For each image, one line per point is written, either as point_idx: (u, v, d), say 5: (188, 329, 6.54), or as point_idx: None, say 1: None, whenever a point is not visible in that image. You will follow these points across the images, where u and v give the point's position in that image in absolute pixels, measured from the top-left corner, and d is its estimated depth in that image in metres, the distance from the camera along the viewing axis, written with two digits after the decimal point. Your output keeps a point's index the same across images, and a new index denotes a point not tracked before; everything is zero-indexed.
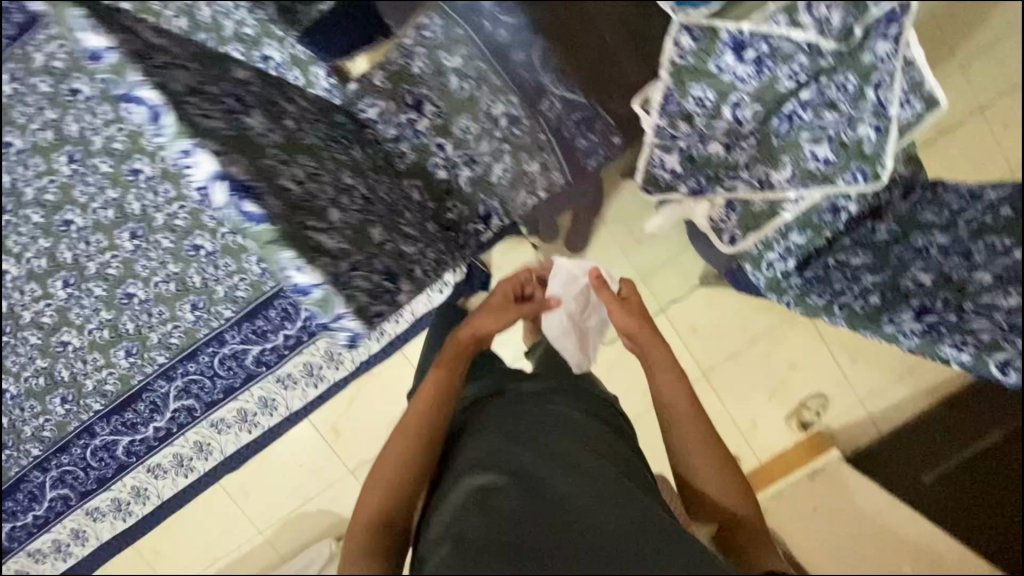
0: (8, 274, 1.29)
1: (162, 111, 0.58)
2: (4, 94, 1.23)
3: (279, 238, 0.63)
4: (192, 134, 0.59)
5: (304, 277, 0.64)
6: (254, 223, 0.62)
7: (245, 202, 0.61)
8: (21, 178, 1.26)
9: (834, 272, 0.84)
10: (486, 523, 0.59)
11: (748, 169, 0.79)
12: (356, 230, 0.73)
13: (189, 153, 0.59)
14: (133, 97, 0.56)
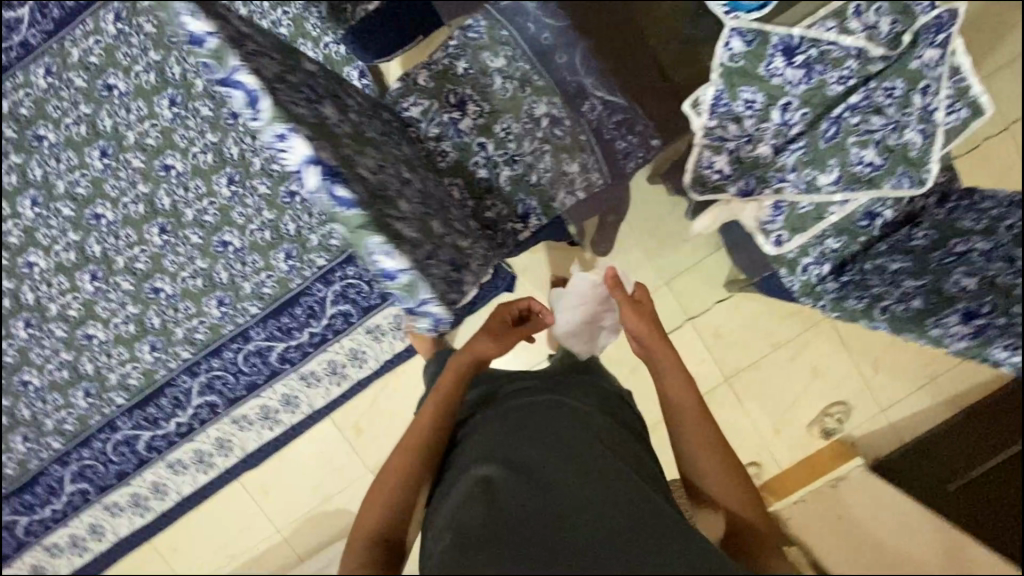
0: (35, 266, 1.29)
1: (258, 95, 0.55)
2: (38, 88, 1.24)
3: (368, 223, 0.59)
4: (285, 117, 0.56)
5: (393, 262, 0.60)
6: (344, 208, 0.57)
7: (336, 186, 0.56)
8: (52, 172, 1.26)
9: (871, 277, 0.84)
10: (488, 521, 0.59)
11: (796, 172, 0.76)
12: (424, 223, 0.70)
13: (283, 138, 0.55)
14: (231, 81, 0.54)
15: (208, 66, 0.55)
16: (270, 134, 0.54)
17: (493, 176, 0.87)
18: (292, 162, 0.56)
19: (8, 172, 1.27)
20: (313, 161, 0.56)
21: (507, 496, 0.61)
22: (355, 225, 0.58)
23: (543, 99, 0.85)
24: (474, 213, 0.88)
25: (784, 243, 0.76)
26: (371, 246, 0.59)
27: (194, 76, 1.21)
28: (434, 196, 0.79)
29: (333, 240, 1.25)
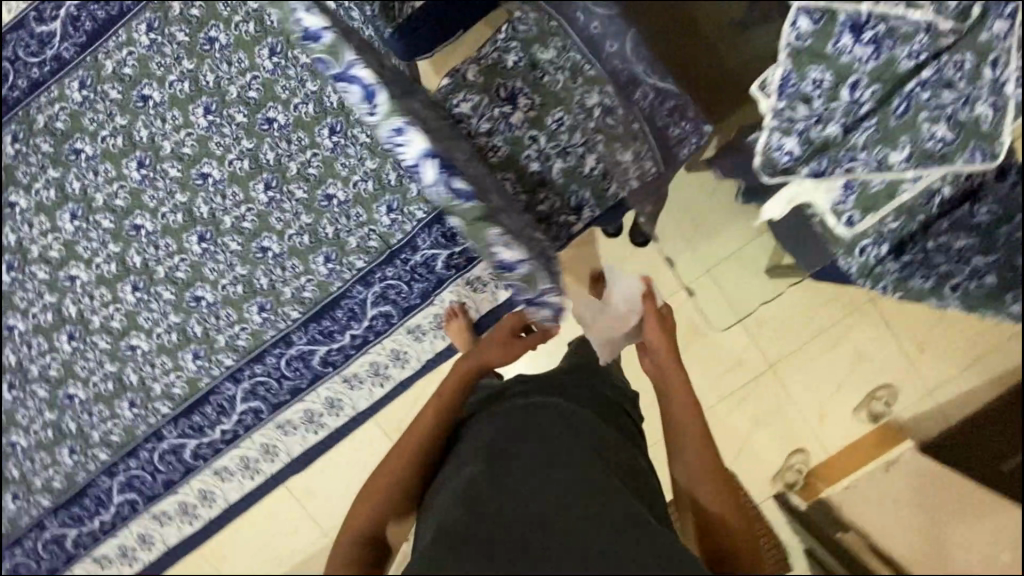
0: (76, 279, 1.30)
1: (376, 90, 0.56)
2: (73, 101, 1.24)
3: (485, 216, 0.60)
4: (399, 112, 0.57)
5: (511, 255, 0.61)
6: (465, 201, 0.59)
7: (456, 180, 0.58)
8: (90, 185, 1.27)
9: (934, 255, 0.83)
10: (463, 510, 0.61)
11: (867, 150, 0.68)
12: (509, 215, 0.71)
13: (403, 133, 0.58)
14: (351, 76, 0.54)
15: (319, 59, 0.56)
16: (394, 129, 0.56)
17: (545, 169, 0.89)
18: (413, 157, 0.58)
19: (46, 187, 1.27)
20: (433, 156, 0.58)
21: (486, 488, 0.62)
22: (473, 217, 0.59)
23: (595, 89, 0.84)
24: (531, 206, 0.89)
25: (855, 224, 0.73)
26: (489, 238, 0.60)
27: (227, 83, 1.22)
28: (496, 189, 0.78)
29: (372, 241, 1.25)
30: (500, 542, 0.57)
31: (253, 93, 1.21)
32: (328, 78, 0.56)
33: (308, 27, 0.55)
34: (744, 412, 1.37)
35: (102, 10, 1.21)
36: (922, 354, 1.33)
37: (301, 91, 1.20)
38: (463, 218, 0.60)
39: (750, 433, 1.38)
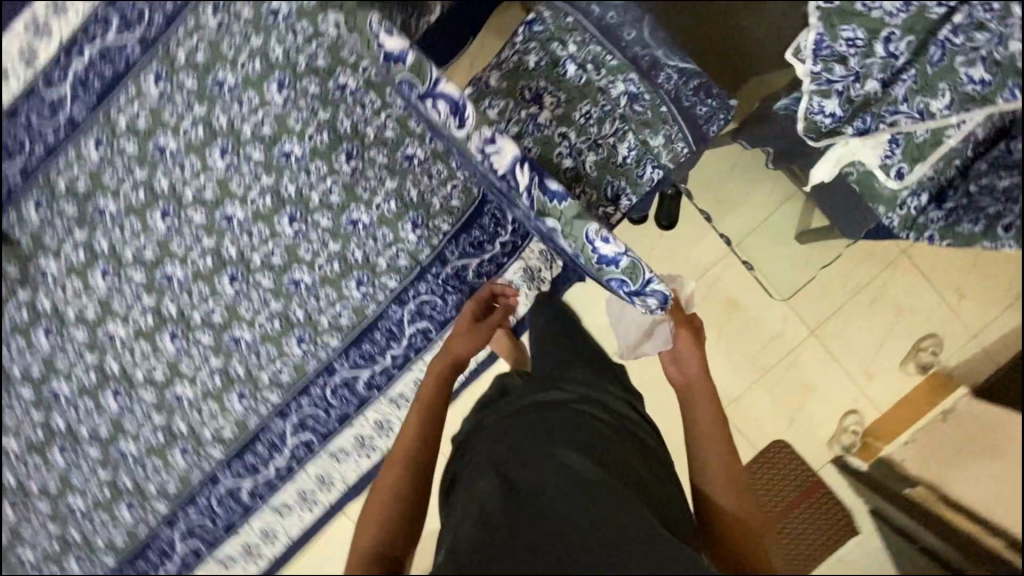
0: (115, 336, 1.31)
1: (462, 101, 0.66)
2: (91, 161, 1.25)
3: (580, 212, 0.67)
4: (487, 122, 0.67)
5: (611, 246, 0.67)
6: (559, 199, 0.67)
7: (546, 180, 0.67)
8: (118, 241, 1.28)
9: (980, 198, 0.82)
10: (474, 529, 0.61)
11: (908, 102, 0.68)
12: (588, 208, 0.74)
13: (494, 140, 0.67)
14: (442, 90, 0.65)
15: (411, 81, 0.66)
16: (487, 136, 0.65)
17: (579, 164, 0.87)
18: (503, 160, 0.68)
19: (75, 249, 1.28)
20: (522, 158, 0.67)
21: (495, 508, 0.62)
22: (572, 214, 0.67)
23: (619, 78, 0.84)
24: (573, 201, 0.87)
25: (906, 176, 0.72)
26: (590, 233, 0.67)
27: (240, 122, 1.22)
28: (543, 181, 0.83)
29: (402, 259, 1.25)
30: (504, 557, 0.57)
31: (267, 129, 1.22)
32: (420, 94, 0.66)
33: (401, 57, 0.65)
34: (792, 381, 1.37)
35: (108, 67, 1.22)
36: (960, 303, 1.34)
37: (314, 121, 1.21)
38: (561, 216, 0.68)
39: (798, 404, 1.37)
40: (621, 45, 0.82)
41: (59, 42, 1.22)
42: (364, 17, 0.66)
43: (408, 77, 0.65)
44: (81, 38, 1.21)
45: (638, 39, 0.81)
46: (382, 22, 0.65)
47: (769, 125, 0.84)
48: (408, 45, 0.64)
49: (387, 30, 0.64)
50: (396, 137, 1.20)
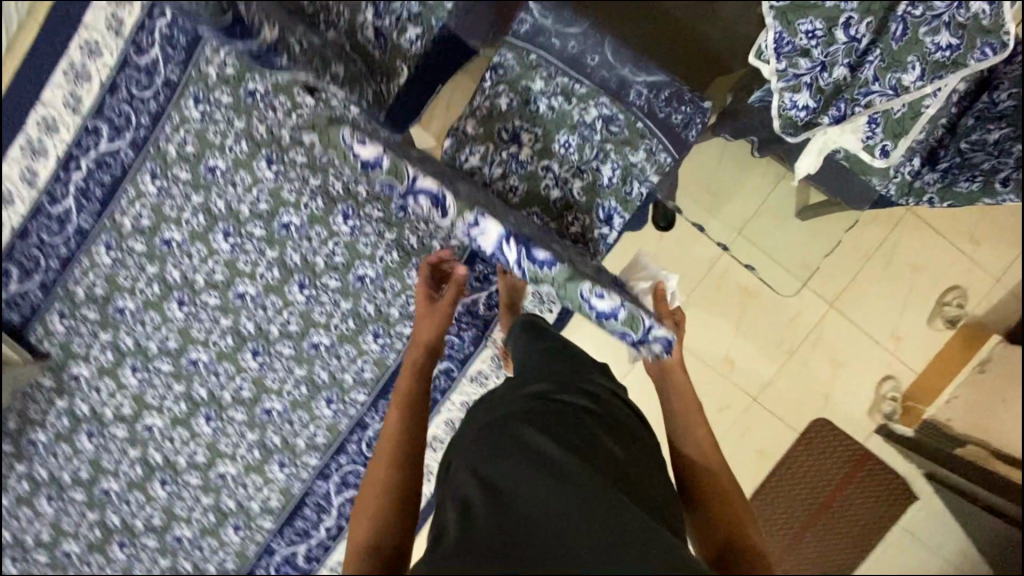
0: (154, 427, 1.35)
1: (439, 192, 0.66)
2: (104, 265, 1.30)
3: (572, 274, 0.66)
4: (470, 205, 0.67)
5: (608, 301, 0.66)
6: (549, 268, 0.66)
7: (534, 251, 0.66)
8: (142, 336, 1.32)
9: (973, 155, 0.82)
10: (457, 531, 0.56)
11: (879, 81, 0.68)
12: (577, 258, 0.74)
13: (478, 222, 0.67)
14: (418, 187, 0.66)
15: (391, 182, 0.68)
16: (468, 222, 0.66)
17: (567, 193, 0.88)
18: (488, 239, 0.68)
19: (103, 351, 1.33)
20: (507, 234, 0.67)
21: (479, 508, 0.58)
22: (565, 278, 0.66)
23: (592, 103, 0.86)
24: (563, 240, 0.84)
25: (891, 153, 0.71)
26: (585, 292, 0.66)
27: (238, 203, 1.26)
28: (530, 221, 0.81)
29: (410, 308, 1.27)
30: (493, 554, 0.52)
31: (263, 205, 1.26)
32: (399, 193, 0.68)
33: (377, 162, 0.67)
34: (821, 356, 1.35)
35: (106, 174, 1.27)
36: (979, 250, 1.32)
37: (307, 189, 1.24)
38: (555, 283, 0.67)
39: (831, 376, 1.36)
40: (585, 71, 0.85)
41: (56, 158, 1.27)
42: (334, 130, 0.69)
43: (387, 180, 0.68)
44: (75, 151, 1.26)
45: (602, 61, 0.85)
46: (352, 132, 0.67)
47: (747, 115, 0.83)
48: (381, 151, 0.66)
49: (359, 140, 0.66)
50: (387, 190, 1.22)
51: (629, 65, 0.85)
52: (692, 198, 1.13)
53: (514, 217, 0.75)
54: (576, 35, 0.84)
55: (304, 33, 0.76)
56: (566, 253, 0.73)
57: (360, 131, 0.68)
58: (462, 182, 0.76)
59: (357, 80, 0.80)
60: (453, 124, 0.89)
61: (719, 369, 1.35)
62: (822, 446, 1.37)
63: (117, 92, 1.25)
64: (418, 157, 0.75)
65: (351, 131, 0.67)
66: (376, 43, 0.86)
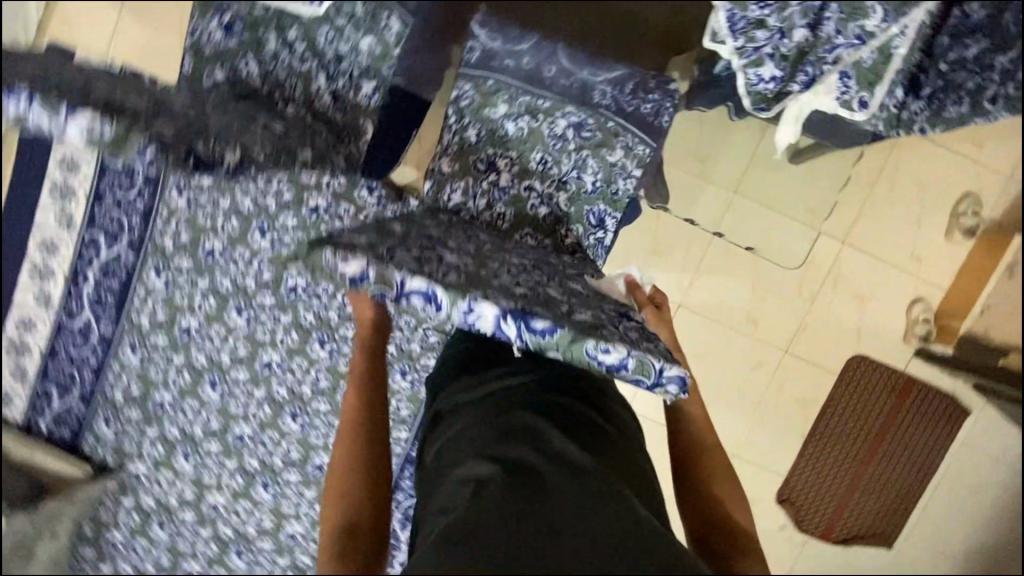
0: (218, 503, 1.40)
1: (434, 289, 0.46)
2: (134, 365, 1.34)
3: (575, 333, 0.46)
4: (460, 289, 0.47)
5: (614, 353, 0.46)
6: (549, 336, 0.46)
7: (532, 320, 0.45)
8: (186, 423, 1.36)
9: (956, 75, 0.79)
10: (461, 518, 0.52)
11: (842, 33, 0.65)
12: (597, 309, 0.55)
13: (473, 309, 0.46)
14: (407, 292, 0.46)
15: (380, 294, 0.49)
16: (462, 316, 0.46)
17: (554, 208, 0.88)
18: (488, 326, 0.47)
19: (153, 445, 1.38)
20: (504, 312, 0.46)
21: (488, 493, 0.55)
22: (567, 342, 0.46)
23: (558, 113, 0.86)
24: (579, 288, 0.63)
25: (869, 103, 0.69)
26: (588, 350, 0.45)
27: (242, 279, 1.27)
28: (529, 274, 0.61)
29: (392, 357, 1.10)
30: (496, 546, 0.49)
31: (267, 274, 1.26)
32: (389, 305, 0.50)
33: (364, 276, 0.50)
34: (844, 294, 1.34)
35: (114, 280, 1.31)
36: (984, 152, 1.27)
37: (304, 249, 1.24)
38: (559, 352, 0.47)
39: (859, 311, 1.34)
40: (546, 84, 0.85)
41: (64, 277, 1.31)
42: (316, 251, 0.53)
43: (376, 293, 0.49)
44: (81, 265, 1.31)
45: (560, 70, 0.85)
46: (332, 250, 0.51)
47: None
48: (364, 261, 0.48)
49: (339, 255, 0.49)
50: None
51: (588, 67, 0.85)
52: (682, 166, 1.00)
53: (509, 273, 0.57)
54: (528, 50, 0.85)
55: (266, 121, 0.76)
56: (563, 294, 0.56)
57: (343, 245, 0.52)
58: (443, 250, 0.57)
59: (327, 155, 0.81)
60: (429, 166, 0.89)
61: (745, 328, 1.34)
62: (863, 382, 1.35)
63: (104, 200, 1.29)
64: (375, 232, 0.59)
65: (330, 249, 0.51)
66: (334, 107, 0.86)
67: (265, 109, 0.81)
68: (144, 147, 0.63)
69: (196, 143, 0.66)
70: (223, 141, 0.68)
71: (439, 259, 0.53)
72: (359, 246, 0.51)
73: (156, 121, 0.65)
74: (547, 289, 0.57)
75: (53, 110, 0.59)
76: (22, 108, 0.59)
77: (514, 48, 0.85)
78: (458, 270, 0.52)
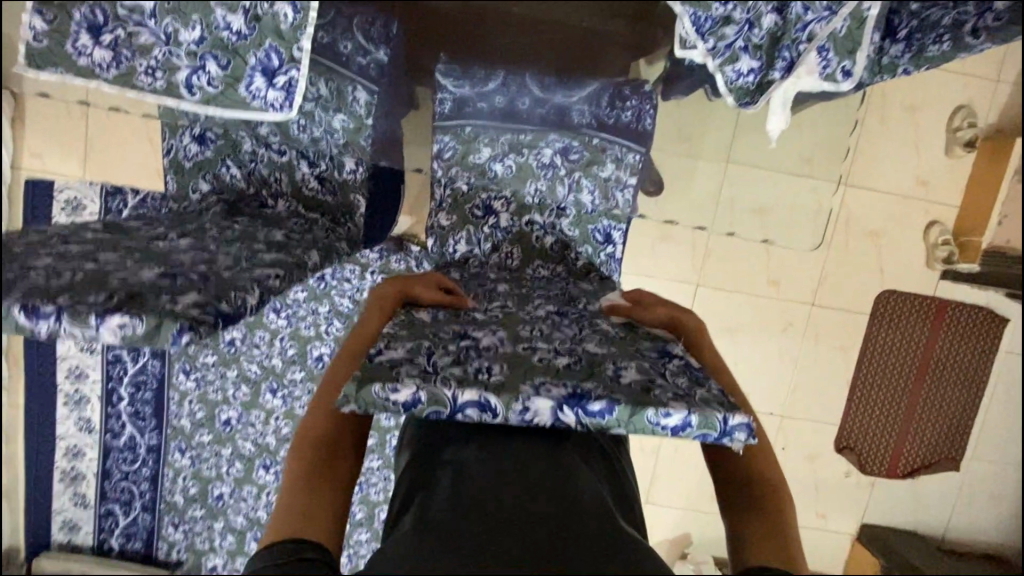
0: None
1: (486, 397, 0.57)
2: (186, 466, 1.36)
3: (634, 406, 0.57)
4: (512, 391, 0.58)
5: (675, 415, 0.57)
6: (606, 415, 0.57)
7: (588, 404, 0.57)
8: (250, 509, 1.38)
9: (929, 12, 0.77)
10: (442, 511, 0.56)
11: (811, 9, 0.64)
12: (637, 356, 0.68)
13: (528, 407, 0.57)
14: (462, 408, 0.57)
15: (434, 413, 0.57)
16: (520, 415, 0.57)
17: (558, 235, 0.97)
18: (545, 418, 0.58)
19: (223, 537, 1.40)
20: (560, 403, 0.57)
21: (466, 495, 0.58)
22: (627, 415, 0.57)
23: (542, 143, 0.91)
24: (610, 330, 0.75)
25: (853, 71, 0.68)
26: (650, 418, 0.57)
27: (268, 360, 1.27)
28: (559, 334, 0.73)
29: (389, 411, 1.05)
30: (474, 531, 0.53)
31: (291, 350, 1.26)
32: (450, 420, 0.58)
33: (416, 399, 0.57)
34: (857, 233, 1.33)
35: (146, 390, 1.33)
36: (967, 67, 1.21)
37: (320, 318, 1.22)
38: (617, 425, 0.58)
39: (875, 249, 1.33)
40: (522, 118, 0.87)
41: (98, 400, 1.33)
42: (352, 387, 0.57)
43: (431, 412, 0.57)
44: (112, 384, 1.33)
45: (534, 100, 0.85)
46: (380, 384, 0.56)
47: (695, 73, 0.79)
48: (415, 388, 0.56)
49: (390, 388, 0.56)
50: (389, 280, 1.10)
51: (560, 91, 0.84)
52: (670, 145, 0.91)
53: (546, 341, 0.70)
54: (496, 89, 0.84)
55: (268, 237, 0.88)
56: (599, 352, 0.67)
57: (389, 375, 0.58)
58: (476, 335, 0.70)
59: (330, 246, 0.92)
60: (429, 222, 0.97)
61: (767, 291, 1.33)
62: (895, 314, 1.35)
63: None
64: (402, 330, 0.69)
65: (378, 384, 0.56)
66: (323, 189, 0.96)
67: (261, 218, 0.93)
68: (178, 335, 0.65)
69: (220, 305, 0.69)
70: (242, 286, 0.74)
71: (476, 351, 0.65)
72: (400, 367, 0.60)
73: (180, 293, 0.69)
74: (582, 346, 0.69)
75: (83, 321, 0.63)
76: (52, 326, 0.62)
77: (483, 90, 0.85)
78: (498, 360, 0.63)
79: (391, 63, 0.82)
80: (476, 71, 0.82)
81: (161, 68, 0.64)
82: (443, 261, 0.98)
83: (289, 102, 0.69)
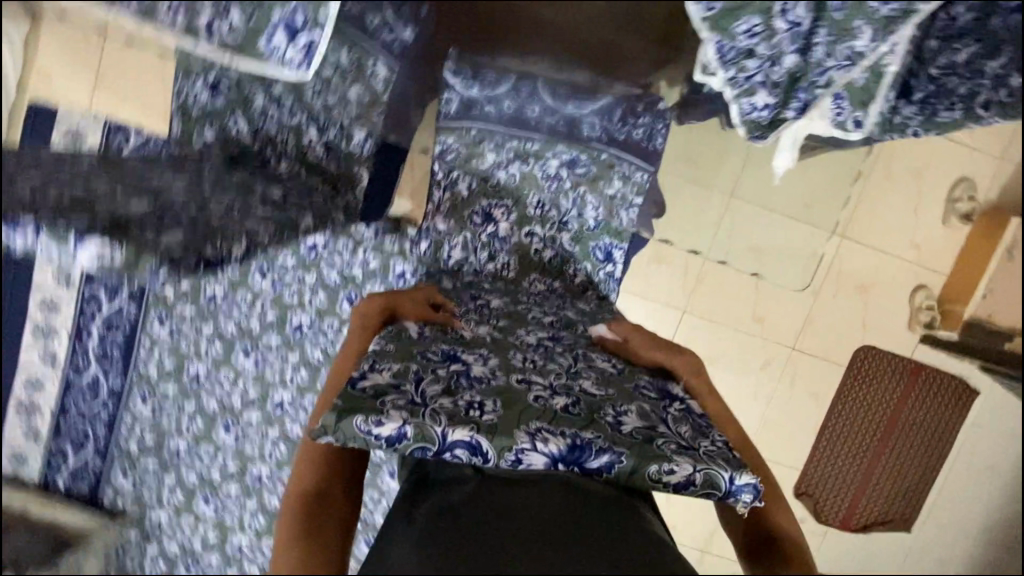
0: (241, 544, 1.38)
1: (478, 441, 0.58)
2: (148, 416, 1.35)
3: (637, 462, 0.59)
4: (507, 440, 0.58)
5: (679, 472, 0.59)
6: (607, 470, 0.59)
7: (587, 460, 0.59)
8: (204, 469, 1.35)
9: (946, 79, 0.80)
10: (447, 528, 0.57)
11: (831, 56, 0.66)
12: (636, 398, 0.70)
13: (521, 459, 0.58)
14: (451, 448, 0.57)
15: (421, 449, 0.57)
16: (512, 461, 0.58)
17: (558, 248, 1.09)
18: (535, 465, 0.59)
19: (172, 492, 1.38)
20: (555, 459, 0.59)
21: (473, 512, 0.58)
22: (628, 470, 0.59)
23: (548, 154, 0.96)
24: (607, 369, 0.77)
25: (863, 121, 0.72)
26: (652, 472, 0.59)
27: (248, 321, 1.25)
28: (554, 367, 0.74)
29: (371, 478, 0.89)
30: (477, 545, 0.54)
31: (272, 314, 1.23)
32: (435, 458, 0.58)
33: (401, 434, 0.57)
34: None
35: (119, 332, 1.31)
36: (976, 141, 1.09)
37: (305, 287, 1.19)
38: (617, 477, 0.60)
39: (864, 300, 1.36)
40: (530, 125, 0.89)
41: (69, 335, 1.31)
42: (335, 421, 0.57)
43: (416, 450, 0.57)
44: (84, 321, 1.31)
45: (543, 109, 0.85)
46: (365, 416, 0.57)
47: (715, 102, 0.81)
48: (403, 423, 0.57)
49: (373, 422, 0.56)
50: (381, 264, 1.11)
51: (572, 102, 0.83)
52: (679, 167, 1.02)
53: (540, 376, 0.71)
54: (506, 93, 0.83)
55: (262, 194, 0.88)
56: (592, 392, 0.69)
57: (376, 408, 0.58)
58: (465, 360, 0.71)
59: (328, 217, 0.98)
60: (425, 225, 1.07)
61: (754, 326, 1.35)
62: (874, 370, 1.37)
63: None
64: (391, 346, 0.71)
65: (363, 417, 0.57)
66: (327, 156, 1.01)
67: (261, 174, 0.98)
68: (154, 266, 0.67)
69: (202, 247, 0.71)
70: (229, 233, 0.76)
71: (466, 379, 0.67)
72: (386, 397, 0.60)
73: (164, 230, 0.71)
74: (570, 382, 0.71)
75: (61, 239, 0.65)
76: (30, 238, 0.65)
77: (492, 94, 0.84)
78: (490, 395, 0.64)
79: (414, 44, 0.81)
80: (486, 76, 0.81)
81: (183, 8, 0.64)
82: (436, 268, 1.08)
83: (307, 63, 0.69)
